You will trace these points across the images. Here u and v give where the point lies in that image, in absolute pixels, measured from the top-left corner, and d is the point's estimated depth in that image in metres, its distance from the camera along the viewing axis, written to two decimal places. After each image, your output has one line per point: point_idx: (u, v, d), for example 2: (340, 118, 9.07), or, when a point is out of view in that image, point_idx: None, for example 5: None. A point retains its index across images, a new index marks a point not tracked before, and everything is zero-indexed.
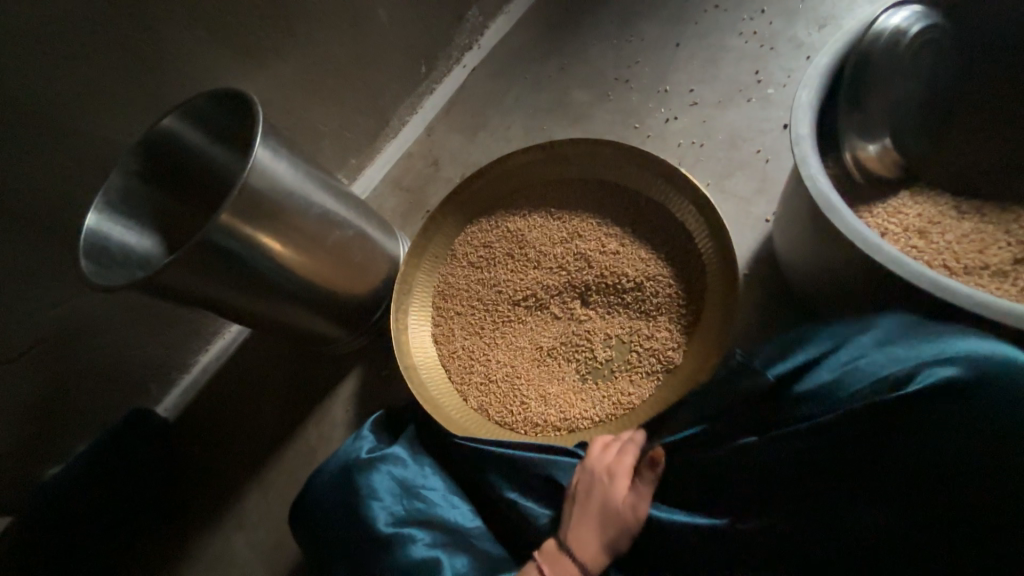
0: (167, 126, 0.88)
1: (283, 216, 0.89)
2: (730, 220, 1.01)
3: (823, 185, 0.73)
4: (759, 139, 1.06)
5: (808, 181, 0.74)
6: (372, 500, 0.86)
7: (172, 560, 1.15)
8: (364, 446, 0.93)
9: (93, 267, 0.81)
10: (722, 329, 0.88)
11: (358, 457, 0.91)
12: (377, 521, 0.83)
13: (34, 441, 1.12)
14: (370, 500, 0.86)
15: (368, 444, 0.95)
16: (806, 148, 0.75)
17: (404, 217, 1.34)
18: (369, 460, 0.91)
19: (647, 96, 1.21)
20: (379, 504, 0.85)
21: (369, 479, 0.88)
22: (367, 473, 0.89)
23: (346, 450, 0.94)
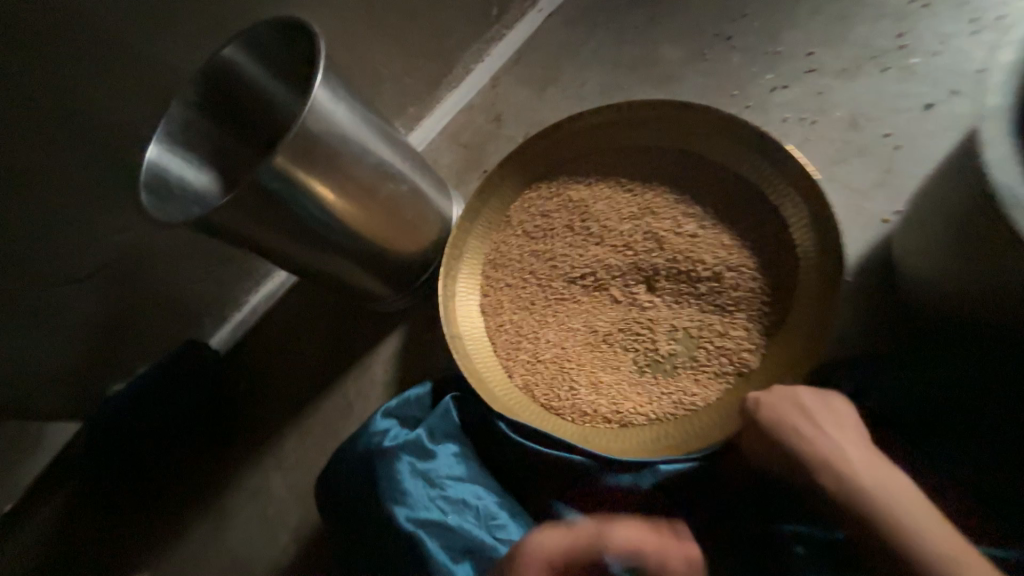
0: (229, 56, 0.83)
1: (335, 162, 0.83)
2: (841, 214, 0.85)
3: (1017, 171, 0.54)
4: (889, 121, 0.88)
5: (993, 167, 0.55)
6: (396, 494, 0.84)
7: (217, 484, 1.22)
8: (390, 431, 0.91)
9: (152, 201, 0.79)
10: (813, 339, 0.76)
11: (383, 442, 0.89)
12: (403, 517, 0.83)
13: (100, 357, 1.18)
14: (394, 492, 0.85)
15: (392, 428, 0.93)
16: (992, 123, 0.56)
17: (459, 175, 1.26)
18: (393, 446, 0.88)
19: (751, 58, 1.03)
20: (401, 501, 0.84)
21: (393, 469, 0.86)
22: (391, 460, 0.87)
23: (369, 433, 0.92)
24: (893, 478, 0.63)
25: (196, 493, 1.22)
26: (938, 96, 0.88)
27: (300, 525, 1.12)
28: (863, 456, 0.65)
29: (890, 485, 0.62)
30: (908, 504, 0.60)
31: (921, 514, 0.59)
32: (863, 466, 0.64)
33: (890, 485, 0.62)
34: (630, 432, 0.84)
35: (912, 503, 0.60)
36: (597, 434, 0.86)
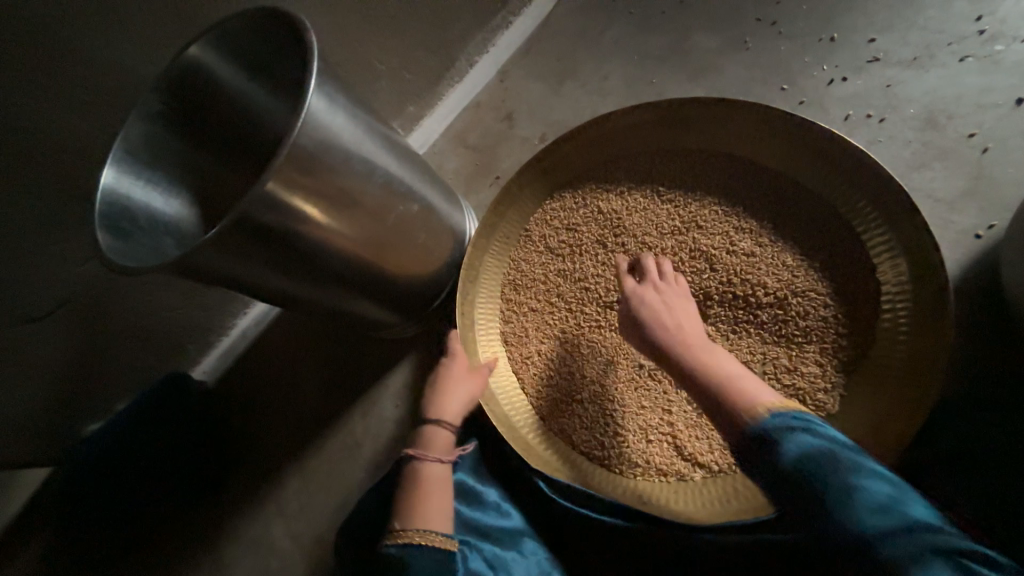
0: (195, 55, 0.68)
1: (340, 184, 0.68)
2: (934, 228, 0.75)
3: None
4: (974, 118, 0.79)
5: None
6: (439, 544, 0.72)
7: (209, 541, 1.07)
8: None
9: (111, 241, 0.63)
10: (908, 380, 0.67)
11: None
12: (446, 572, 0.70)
13: (65, 405, 0.98)
14: None
15: None
16: None
17: (469, 182, 1.12)
18: None
19: (802, 46, 0.92)
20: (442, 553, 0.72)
21: None
22: None
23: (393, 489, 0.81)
24: (711, 349, 0.69)
25: (185, 552, 1.07)
26: None
27: None
28: (693, 334, 0.71)
29: (714, 353, 0.68)
30: (727, 366, 0.65)
31: (736, 371, 0.64)
32: (686, 336, 0.71)
33: (711, 353, 0.68)
34: (691, 488, 0.74)
35: (731, 366, 0.66)
36: (652, 489, 0.76)
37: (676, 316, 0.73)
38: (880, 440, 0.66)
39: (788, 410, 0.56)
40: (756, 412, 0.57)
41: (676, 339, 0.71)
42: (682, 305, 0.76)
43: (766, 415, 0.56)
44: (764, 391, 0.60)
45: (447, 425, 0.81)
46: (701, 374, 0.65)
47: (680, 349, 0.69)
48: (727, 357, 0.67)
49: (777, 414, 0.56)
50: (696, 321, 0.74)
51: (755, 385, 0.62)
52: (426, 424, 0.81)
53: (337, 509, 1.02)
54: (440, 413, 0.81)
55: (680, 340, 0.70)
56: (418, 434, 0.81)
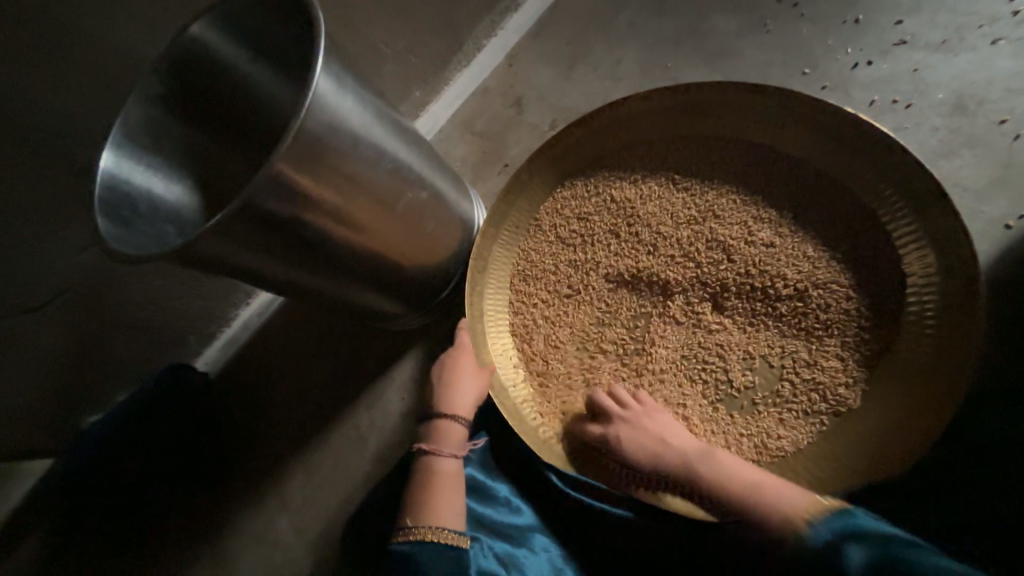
0: (197, 34, 0.65)
1: (349, 170, 0.66)
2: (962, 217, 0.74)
3: None
4: (1004, 104, 0.77)
5: None
6: None
7: (215, 532, 1.06)
8: None
9: (110, 227, 0.60)
10: (934, 374, 0.65)
11: None
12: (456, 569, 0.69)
13: (67, 396, 0.97)
14: None
15: None
16: None
17: (476, 170, 1.09)
18: None
19: (824, 28, 0.88)
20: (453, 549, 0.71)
21: None
22: None
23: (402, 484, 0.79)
24: (712, 457, 0.68)
25: (191, 543, 1.06)
26: None
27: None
28: (686, 444, 0.70)
29: (716, 462, 0.67)
30: (736, 473, 0.65)
31: (747, 477, 0.64)
32: (684, 457, 0.69)
33: (714, 460, 0.67)
34: None
35: (738, 469, 0.65)
36: None
37: (660, 430, 0.72)
38: (904, 435, 0.65)
39: (819, 517, 0.54)
40: (795, 526, 0.55)
41: (675, 457, 0.69)
42: (655, 414, 0.74)
43: (813, 526, 0.54)
44: (790, 494, 0.60)
45: (458, 419, 0.79)
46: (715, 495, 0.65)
47: (682, 471, 0.68)
48: (728, 459, 0.67)
49: (818, 521, 0.54)
50: (676, 427, 0.74)
51: (774, 487, 0.61)
52: (437, 418, 0.80)
53: (344, 502, 1.01)
54: (452, 409, 0.80)
55: (679, 460, 0.69)
56: (430, 428, 0.80)
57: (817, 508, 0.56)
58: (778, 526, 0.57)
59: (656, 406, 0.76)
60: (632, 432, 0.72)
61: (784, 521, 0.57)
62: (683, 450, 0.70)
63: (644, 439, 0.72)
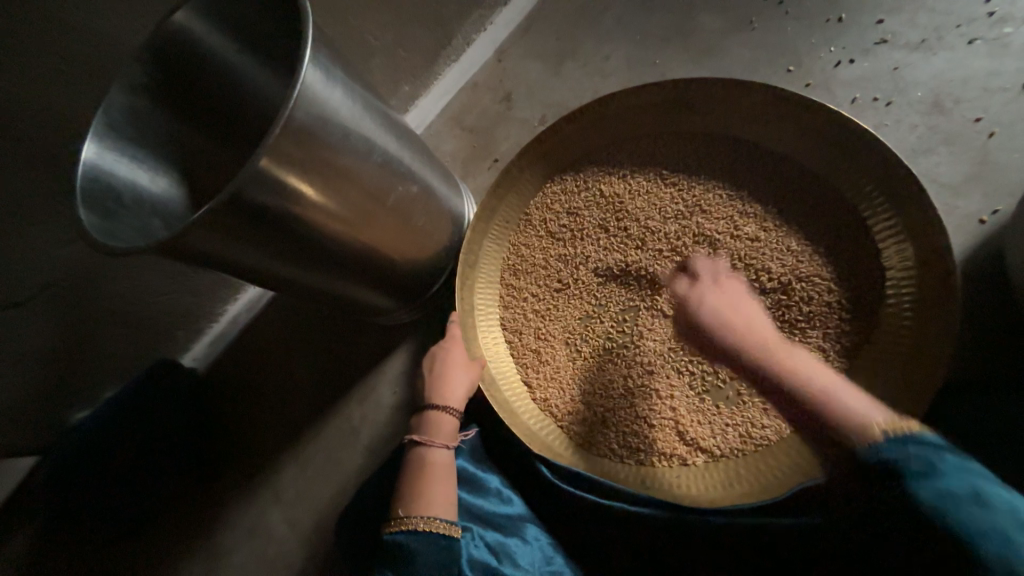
0: (182, 22, 0.64)
1: (338, 163, 0.66)
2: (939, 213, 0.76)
3: None
4: (980, 102, 0.79)
5: None
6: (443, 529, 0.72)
7: (204, 529, 1.05)
8: None
9: (93, 221, 0.59)
10: (910, 365, 0.67)
11: None
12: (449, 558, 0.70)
13: (52, 393, 0.95)
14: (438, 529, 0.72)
15: None
16: None
17: (466, 165, 1.09)
18: None
19: (808, 27, 0.90)
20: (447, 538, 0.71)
21: None
22: None
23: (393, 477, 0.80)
24: (790, 349, 0.65)
25: (180, 540, 1.05)
26: None
27: (304, 570, 0.98)
28: (766, 335, 0.67)
29: (794, 359, 0.63)
30: (815, 374, 0.61)
31: (824, 379, 0.60)
32: (762, 338, 0.67)
33: (790, 356, 0.64)
34: (692, 473, 0.75)
35: (815, 370, 0.62)
36: (654, 473, 0.76)
37: (739, 312, 0.70)
38: None
39: (897, 433, 0.52)
40: (870, 436, 0.54)
41: (749, 339, 0.66)
42: (739, 297, 0.72)
43: (881, 440, 0.53)
44: (868, 405, 0.57)
45: (451, 411, 0.79)
46: (779, 381, 0.62)
47: (748, 354, 0.66)
48: (807, 360, 0.63)
49: (888, 436, 0.53)
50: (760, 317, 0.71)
51: (850, 395, 0.58)
52: (429, 409, 0.80)
53: (335, 496, 1.01)
54: (444, 400, 0.80)
55: (753, 342, 0.66)
56: (421, 419, 0.80)
57: (894, 424, 0.53)
58: (845, 436, 0.56)
59: (735, 288, 0.73)
60: (710, 311, 0.70)
61: (853, 428, 0.55)
62: (762, 335, 0.67)
63: (728, 315, 0.69)
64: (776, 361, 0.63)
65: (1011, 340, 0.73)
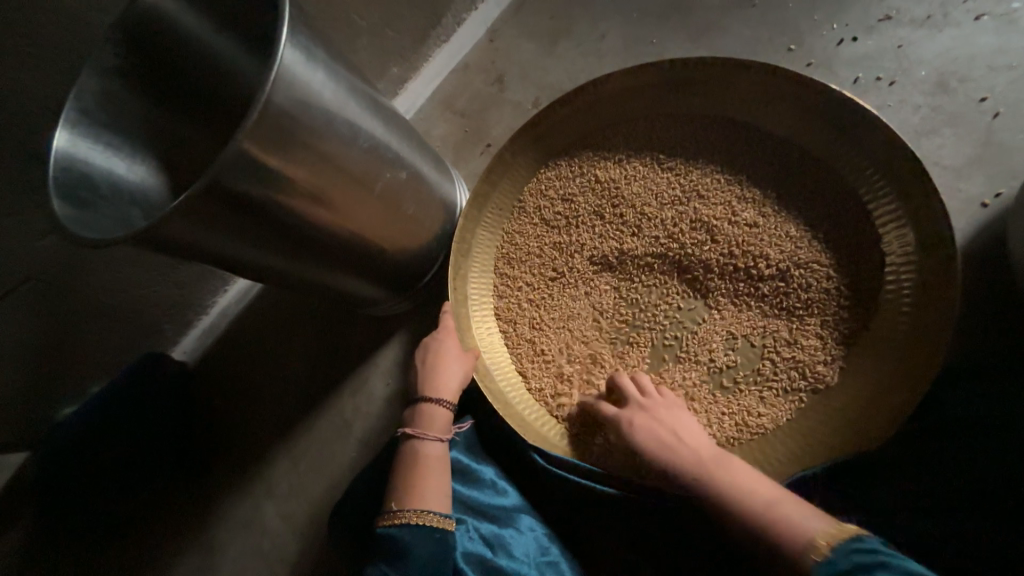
0: (152, 3, 0.62)
1: (323, 148, 0.63)
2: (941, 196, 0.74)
3: None
4: (986, 81, 0.77)
5: None
6: None
7: (199, 522, 1.05)
8: None
9: (69, 212, 0.57)
10: (907, 352, 0.66)
11: None
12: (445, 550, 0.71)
13: (37, 388, 0.93)
14: None
15: None
16: None
17: (458, 150, 1.06)
18: None
19: (810, 3, 0.87)
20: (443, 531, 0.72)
21: None
22: None
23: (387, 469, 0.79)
24: (726, 463, 0.63)
25: (175, 533, 1.04)
26: None
27: (300, 561, 0.98)
28: (702, 447, 0.66)
29: (733, 472, 0.62)
30: (756, 486, 0.60)
31: (763, 491, 0.59)
32: (699, 457, 0.64)
33: (726, 467, 0.62)
34: None
35: (753, 484, 0.60)
36: None
37: (677, 438, 0.67)
38: (879, 412, 0.66)
39: (839, 543, 0.51)
40: (815, 551, 0.51)
41: (688, 458, 0.65)
42: (676, 415, 0.70)
43: (824, 558, 0.50)
44: (808, 516, 0.55)
45: (445, 403, 0.78)
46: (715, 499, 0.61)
47: (690, 479, 0.64)
48: (744, 471, 0.62)
49: (833, 547, 0.51)
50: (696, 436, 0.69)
51: (789, 506, 0.56)
52: (422, 402, 0.78)
53: (331, 488, 1.00)
54: (438, 392, 0.79)
55: (692, 459, 0.64)
56: (414, 412, 0.78)
57: (836, 534, 0.52)
58: (786, 547, 0.54)
59: (674, 407, 0.72)
60: (648, 434, 0.68)
61: (794, 542, 0.53)
62: (698, 450, 0.65)
63: (666, 439, 0.67)
64: (714, 475, 0.62)
65: (1010, 325, 0.72)
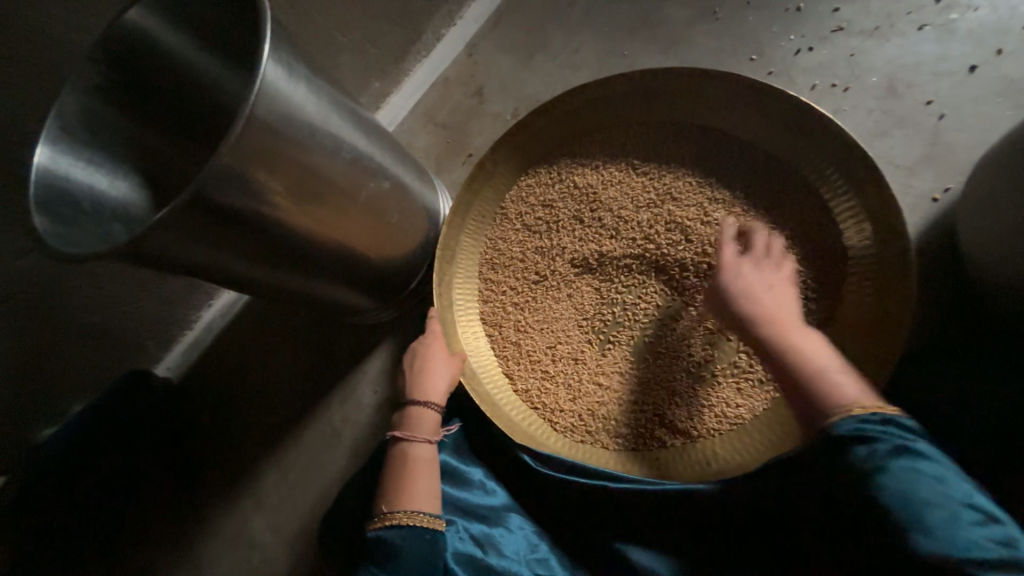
0: (136, 22, 0.63)
1: (307, 159, 0.65)
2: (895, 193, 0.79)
3: None
4: (931, 86, 0.83)
5: None
6: None
7: (185, 542, 1.03)
8: None
9: (48, 227, 0.57)
10: (870, 340, 0.70)
11: None
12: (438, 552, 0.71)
13: (16, 410, 0.91)
14: None
15: None
16: None
17: (440, 160, 1.09)
18: None
19: (769, 16, 0.92)
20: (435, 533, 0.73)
21: None
22: None
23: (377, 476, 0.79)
24: (800, 329, 0.65)
25: (159, 554, 1.02)
26: (982, 57, 0.82)
27: None
28: (784, 311, 0.66)
29: (801, 339, 0.63)
30: (817, 355, 0.61)
31: (822, 358, 0.61)
32: (777, 314, 0.66)
33: (801, 335, 0.64)
34: (672, 455, 0.76)
35: (818, 352, 0.62)
36: (635, 457, 0.78)
37: (767, 297, 0.68)
38: None
39: (873, 414, 0.54)
40: (844, 412, 0.56)
41: (765, 317, 0.66)
42: (772, 279, 0.70)
43: (848, 419, 0.55)
44: (858, 389, 0.58)
45: (433, 406, 0.79)
46: (776, 351, 0.63)
47: (756, 326, 0.66)
48: (816, 340, 0.63)
49: (865, 416, 0.55)
50: (784, 297, 0.68)
51: (841, 377, 0.59)
52: (410, 406, 0.79)
53: (320, 500, 1.00)
54: (425, 395, 0.80)
55: (768, 319, 0.66)
56: (403, 415, 0.80)
57: (880, 408, 0.55)
58: (825, 407, 0.57)
59: (782, 272, 0.71)
60: (739, 292, 0.69)
61: (831, 405, 0.57)
62: (777, 311, 0.66)
63: (759, 296, 0.67)
64: (786, 337, 0.64)
65: (965, 312, 0.76)
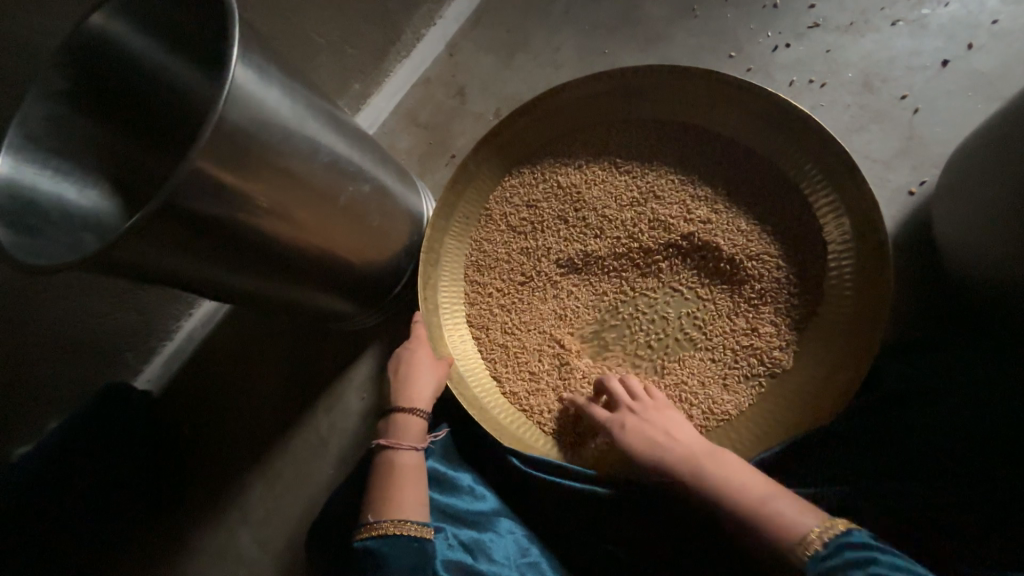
0: (100, 25, 0.61)
1: (283, 165, 0.63)
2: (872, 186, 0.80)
3: None
4: (905, 81, 0.84)
5: None
6: None
7: (170, 557, 1.00)
8: None
9: (9, 238, 0.55)
10: (851, 333, 0.71)
11: None
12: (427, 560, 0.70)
13: None
14: None
15: None
16: None
17: (423, 162, 1.08)
18: None
19: (747, 13, 0.93)
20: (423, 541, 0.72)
21: None
22: None
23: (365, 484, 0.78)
24: (717, 460, 0.64)
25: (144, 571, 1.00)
26: (954, 51, 0.84)
27: None
28: (695, 445, 0.67)
29: (723, 468, 0.63)
30: (745, 483, 0.61)
31: (753, 484, 0.61)
32: (689, 454, 0.66)
33: (719, 462, 0.64)
34: None
35: (736, 476, 0.62)
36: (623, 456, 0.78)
37: (665, 437, 0.68)
38: (832, 392, 0.70)
39: (834, 539, 0.52)
40: (805, 548, 0.53)
41: (679, 456, 0.66)
42: (668, 414, 0.72)
43: (815, 552, 0.53)
44: (799, 510, 0.57)
45: (419, 412, 0.78)
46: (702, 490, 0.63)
47: (673, 471, 0.65)
48: (737, 464, 0.64)
49: (819, 548, 0.53)
50: (687, 429, 0.70)
51: (780, 500, 0.58)
52: (396, 412, 0.78)
53: (308, 509, 0.98)
54: (411, 401, 0.78)
55: (683, 455, 0.66)
56: (389, 422, 0.78)
57: (827, 528, 0.54)
58: (778, 540, 0.56)
59: (665, 412, 0.72)
60: (638, 441, 0.69)
61: (790, 537, 0.55)
62: (688, 448, 0.66)
63: (664, 439, 0.68)
64: (703, 472, 0.63)
65: (942, 303, 0.78)
